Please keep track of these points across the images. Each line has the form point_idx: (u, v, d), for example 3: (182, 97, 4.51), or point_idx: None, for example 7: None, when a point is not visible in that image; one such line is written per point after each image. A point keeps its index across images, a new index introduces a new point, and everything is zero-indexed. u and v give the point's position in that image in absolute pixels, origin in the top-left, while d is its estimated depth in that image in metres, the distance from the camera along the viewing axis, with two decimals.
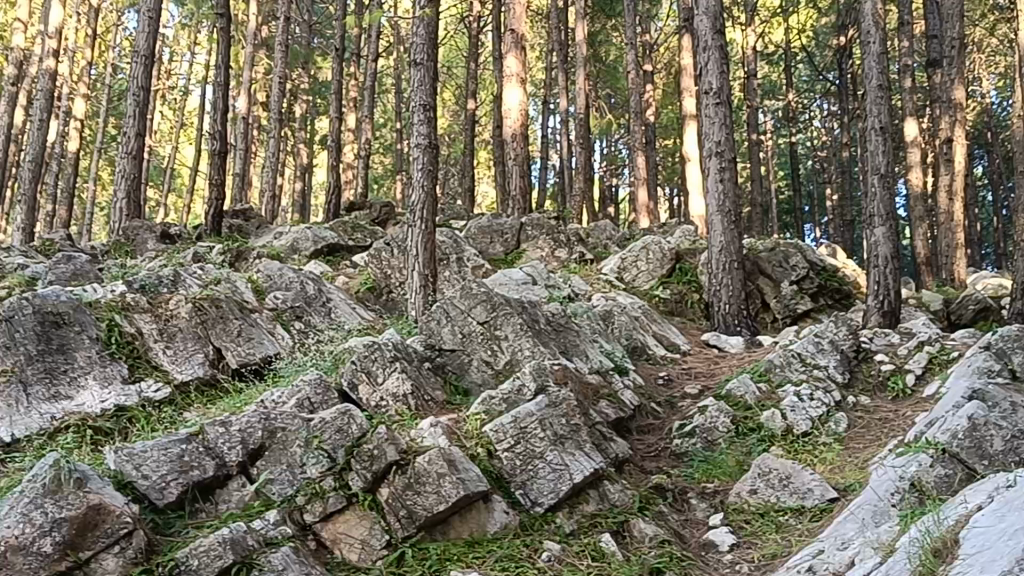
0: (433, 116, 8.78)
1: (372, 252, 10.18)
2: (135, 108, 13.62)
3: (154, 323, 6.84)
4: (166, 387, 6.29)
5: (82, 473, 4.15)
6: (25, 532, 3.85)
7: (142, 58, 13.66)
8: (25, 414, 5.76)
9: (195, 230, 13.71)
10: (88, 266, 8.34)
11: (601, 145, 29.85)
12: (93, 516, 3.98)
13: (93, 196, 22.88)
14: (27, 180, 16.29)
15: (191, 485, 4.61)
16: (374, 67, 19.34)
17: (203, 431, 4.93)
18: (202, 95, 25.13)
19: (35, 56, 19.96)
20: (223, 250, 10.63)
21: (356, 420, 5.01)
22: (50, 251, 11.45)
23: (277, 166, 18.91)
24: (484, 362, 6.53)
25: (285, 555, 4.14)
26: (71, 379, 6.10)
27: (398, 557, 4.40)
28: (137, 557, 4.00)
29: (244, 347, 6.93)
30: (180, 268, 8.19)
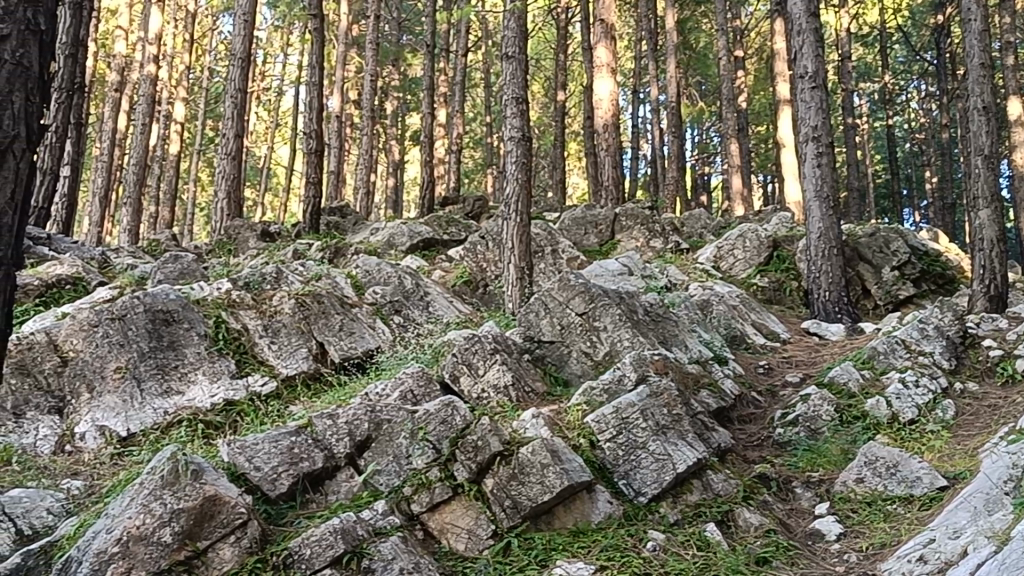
0: (525, 109, 8.80)
1: (468, 247, 10.27)
2: (232, 109, 13.92)
3: (259, 319, 6.99)
4: (272, 381, 6.41)
5: (199, 465, 4.30)
6: (146, 522, 4.00)
7: (239, 61, 13.95)
8: (139, 410, 5.98)
9: (294, 228, 13.97)
10: (195, 265, 8.55)
11: (693, 133, 29.59)
12: (209, 507, 4.10)
13: (193, 197, 23.42)
14: (132, 184, 16.78)
15: (301, 476, 4.71)
16: (464, 63, 19.45)
17: (311, 424, 5.05)
18: (296, 95, 25.57)
19: (137, 62, 20.54)
20: (323, 247, 10.81)
21: (460, 411, 5.07)
22: (157, 252, 11.78)
23: (370, 165, 19.15)
24: (584, 353, 6.54)
25: (395, 544, 4.17)
26: (181, 375, 6.28)
27: (504, 547, 4.43)
28: (252, 547, 4.09)
29: (345, 342, 7.04)
30: (282, 265, 8.36)
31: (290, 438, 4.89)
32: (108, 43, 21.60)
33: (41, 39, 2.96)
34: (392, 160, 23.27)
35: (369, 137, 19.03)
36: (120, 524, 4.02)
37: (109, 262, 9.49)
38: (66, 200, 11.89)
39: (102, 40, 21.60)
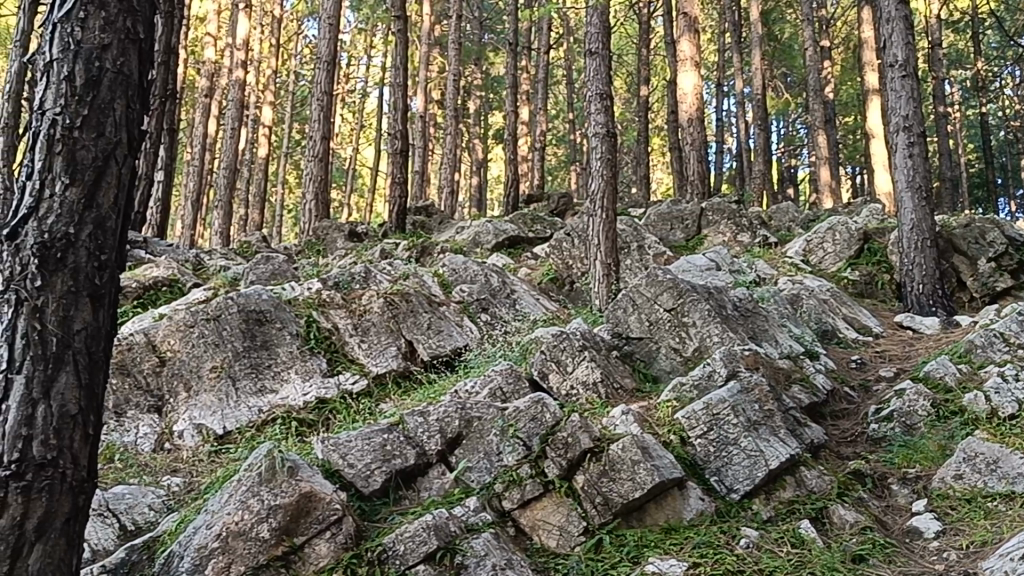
0: (610, 105, 8.79)
1: (554, 244, 10.28)
2: (319, 111, 14.14)
3: (349, 318, 7.09)
4: (364, 379, 6.48)
5: (294, 463, 4.38)
6: (245, 518, 4.10)
7: (325, 64, 14.16)
8: (234, 408, 6.11)
9: (380, 228, 14.12)
10: (286, 266, 8.71)
11: (779, 125, 29.17)
12: (305, 503, 4.17)
13: (282, 199, 23.80)
14: (223, 187, 17.13)
15: (394, 473, 4.78)
16: (546, 60, 19.46)
17: (403, 422, 5.11)
18: (380, 96, 25.83)
19: (225, 68, 20.98)
20: (410, 246, 10.91)
21: (550, 408, 5.08)
22: (248, 254, 12.01)
23: (454, 164, 19.27)
24: (673, 349, 6.50)
25: (487, 541, 4.18)
26: (275, 373, 6.40)
27: (596, 543, 4.42)
28: (347, 542, 4.13)
29: (434, 339, 7.05)
30: (371, 265, 8.46)
31: (382, 436, 4.96)
32: (198, 50, 22.07)
33: (140, 47, 3.04)
34: (477, 158, 23.36)
35: (453, 136, 19.15)
36: (219, 520, 4.13)
37: (203, 263, 9.71)
38: (160, 204, 12.21)
39: (192, 47, 22.08)
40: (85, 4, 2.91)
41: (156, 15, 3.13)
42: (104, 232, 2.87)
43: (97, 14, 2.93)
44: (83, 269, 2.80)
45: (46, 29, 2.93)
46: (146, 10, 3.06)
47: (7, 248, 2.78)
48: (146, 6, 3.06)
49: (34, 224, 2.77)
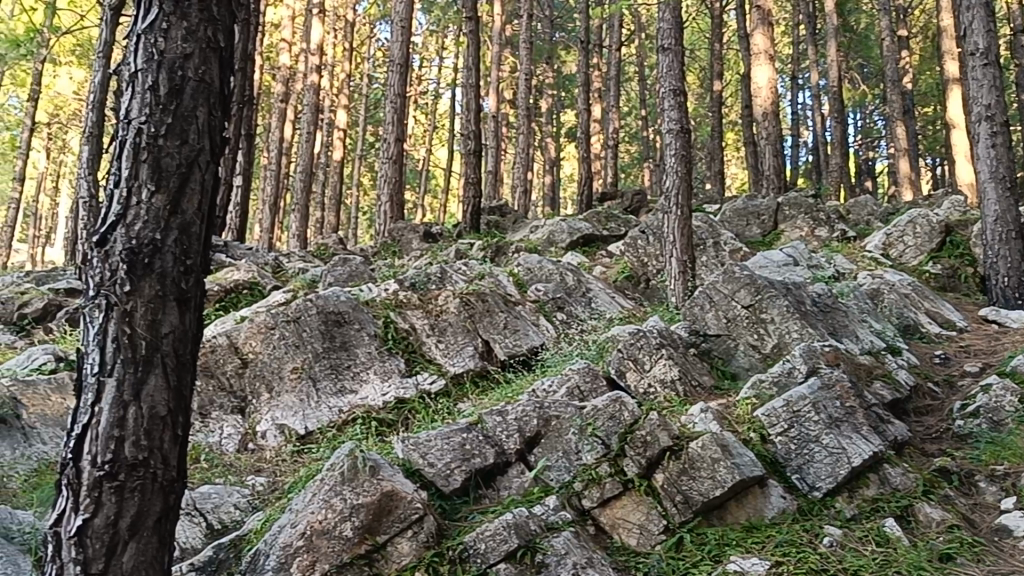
0: (684, 101, 8.73)
1: (629, 241, 10.25)
2: (392, 114, 14.26)
3: (426, 319, 7.14)
4: (441, 379, 6.52)
5: (375, 462, 4.44)
6: (328, 517, 4.15)
7: (397, 67, 14.27)
8: (315, 408, 6.21)
9: (454, 229, 14.20)
10: (363, 267, 8.79)
11: (856, 117, 28.71)
12: (387, 502, 4.22)
13: (357, 201, 24.04)
14: (300, 191, 17.37)
15: (474, 472, 4.81)
16: (618, 57, 19.38)
17: (482, 421, 5.15)
18: (452, 97, 25.93)
19: (300, 72, 21.22)
20: (485, 246, 10.95)
21: (628, 407, 5.07)
22: (326, 256, 12.16)
23: (527, 164, 19.28)
24: (751, 345, 6.44)
25: (567, 540, 4.18)
26: (354, 374, 6.48)
27: (676, 542, 4.40)
28: (428, 541, 4.17)
29: (511, 339, 7.06)
30: (447, 265, 8.52)
31: (461, 435, 5.00)
32: (273, 56, 22.40)
33: (221, 54, 3.08)
34: (549, 157, 23.33)
35: (525, 135, 19.17)
36: (303, 518, 4.19)
37: (282, 266, 9.87)
38: (239, 208, 12.43)
39: (267, 53, 22.41)
40: (167, 14, 2.96)
41: (235, 24, 3.17)
42: (188, 237, 2.92)
43: (179, 24, 2.97)
44: (169, 274, 2.86)
45: (130, 40, 2.98)
46: (227, 18, 3.10)
47: (97, 254, 2.86)
48: (226, 14, 3.10)
49: (122, 230, 2.84)
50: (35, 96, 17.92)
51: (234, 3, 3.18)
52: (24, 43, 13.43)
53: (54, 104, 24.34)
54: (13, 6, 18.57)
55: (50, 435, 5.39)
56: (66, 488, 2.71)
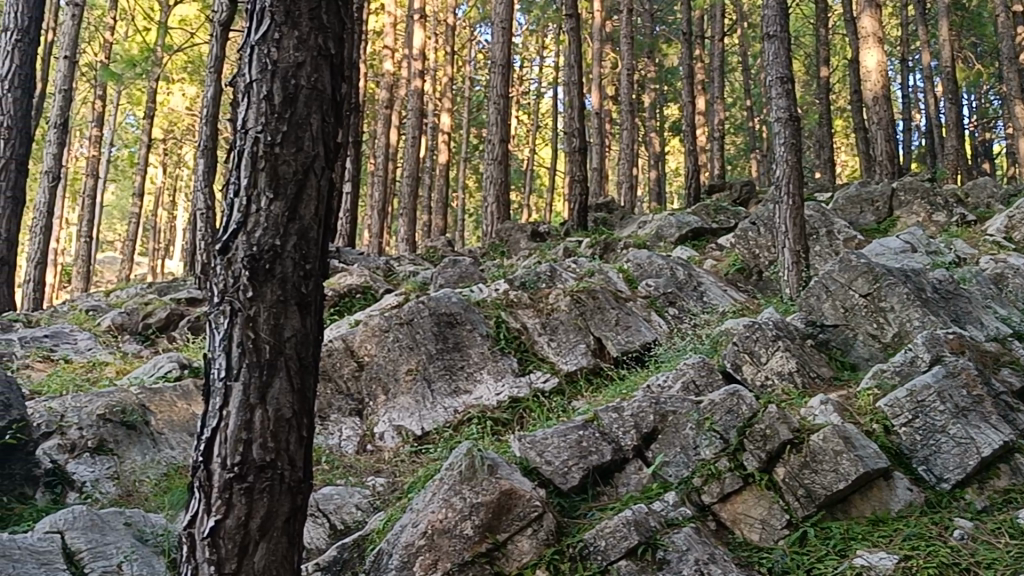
0: (792, 88, 8.56)
1: (739, 233, 10.12)
2: (495, 115, 14.33)
3: (538, 317, 7.16)
4: (554, 377, 6.50)
5: (493, 461, 4.45)
6: (449, 516, 4.19)
7: (499, 68, 14.33)
8: (431, 409, 6.27)
9: (562, 227, 14.19)
10: (473, 268, 8.84)
11: (970, 98, 27.81)
12: (506, 500, 4.23)
13: (463, 204, 24.17)
14: (408, 196, 17.58)
15: (592, 469, 4.79)
16: (721, 48, 19.11)
17: (598, 418, 5.14)
18: (555, 95, 25.91)
19: (403, 78, 21.47)
20: (593, 244, 10.93)
21: (746, 400, 4.99)
22: (436, 259, 12.28)
23: (632, 160, 19.14)
24: (871, 335, 6.29)
25: (688, 536, 4.13)
26: (468, 374, 6.52)
27: (800, 537, 4.31)
28: (549, 539, 4.17)
29: (623, 335, 6.93)
30: (556, 264, 8.54)
31: (578, 432, 5.00)
32: (377, 64, 22.72)
33: (332, 62, 3.12)
34: (653, 152, 23.06)
35: (629, 130, 19.04)
36: (424, 518, 4.23)
37: (393, 270, 10.00)
38: (349, 215, 12.64)
39: (371, 61, 22.72)
40: (280, 24, 3.02)
41: (346, 32, 3.21)
42: (307, 242, 2.96)
43: (291, 34, 3.02)
44: (290, 279, 2.91)
45: (245, 51, 3.06)
46: (337, 26, 3.15)
47: (221, 262, 2.94)
48: (337, 22, 3.14)
49: (243, 238, 2.91)
50: (150, 114, 18.50)
51: (345, 11, 3.21)
52: (140, 61, 13.89)
53: (169, 120, 25.09)
54: (127, 27, 19.21)
55: (178, 440, 5.54)
56: (199, 490, 2.80)
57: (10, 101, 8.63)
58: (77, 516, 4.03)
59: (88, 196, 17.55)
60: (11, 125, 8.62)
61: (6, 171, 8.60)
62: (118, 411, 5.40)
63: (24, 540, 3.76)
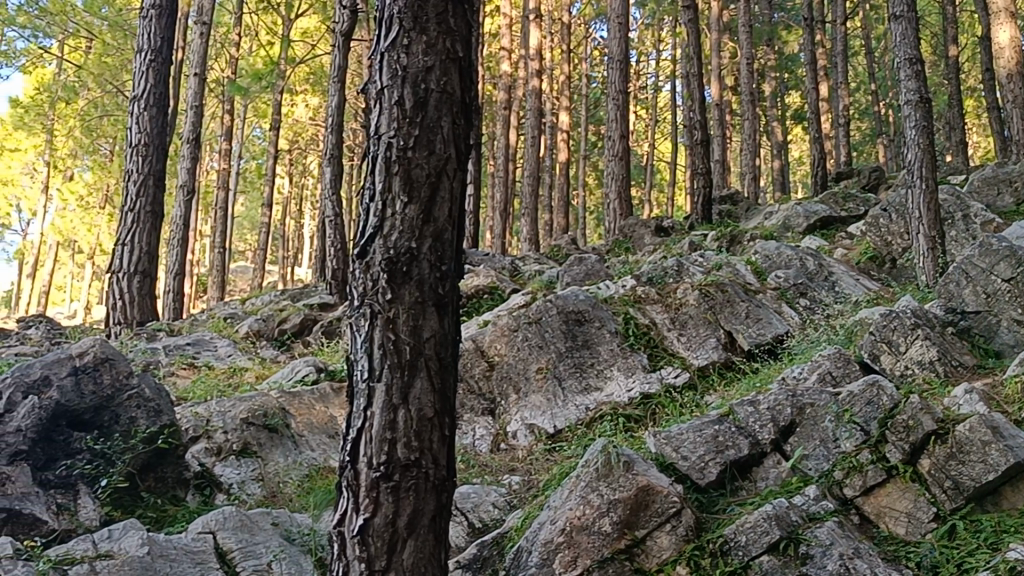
0: (922, 69, 8.30)
1: (870, 221, 9.87)
2: (615, 111, 14.28)
3: (666, 313, 7.10)
4: (686, 372, 6.44)
5: (629, 457, 4.43)
6: (586, 513, 4.19)
7: (617, 63, 14.26)
8: (562, 407, 6.28)
9: (686, 221, 14.05)
10: (599, 265, 8.82)
11: None
12: (643, 497, 4.19)
13: (584, 201, 24.14)
14: (529, 195, 17.65)
15: (729, 464, 4.74)
16: (843, 31, 18.62)
17: (733, 412, 5.06)
18: (673, 88, 25.68)
19: (520, 78, 21.56)
20: (719, 237, 10.79)
21: (887, 390, 4.85)
22: (560, 257, 12.30)
23: (755, 151, 18.82)
24: (1016, 321, 6.06)
25: (831, 530, 4.04)
26: (598, 372, 6.51)
27: (948, 531, 4.17)
28: (688, 534, 4.13)
29: (754, 328, 6.82)
30: (682, 259, 8.47)
31: (713, 427, 4.94)
32: (494, 66, 22.86)
33: (461, 64, 3.14)
34: (776, 141, 22.63)
35: (750, 119, 18.73)
36: (563, 515, 4.24)
37: (519, 269, 10.06)
38: (473, 217, 12.76)
39: (488, 63, 22.88)
40: (408, 30, 3.07)
41: (474, 33, 3.23)
42: (442, 244, 3.00)
43: (419, 40, 3.07)
44: (427, 280, 2.95)
45: (377, 59, 3.13)
46: (465, 29, 3.18)
47: (360, 266, 3.01)
48: (463, 25, 3.17)
49: (380, 242, 2.97)
50: (276, 125, 18.99)
51: (472, 13, 3.23)
52: (266, 75, 14.28)
53: (294, 131, 25.74)
54: (252, 41, 19.77)
55: (318, 442, 5.67)
56: (348, 489, 2.87)
57: (147, 118, 8.99)
58: (228, 516, 4.16)
59: (219, 207, 18.12)
60: (149, 141, 8.96)
61: (145, 186, 8.94)
62: (260, 415, 5.56)
63: (179, 540, 3.91)
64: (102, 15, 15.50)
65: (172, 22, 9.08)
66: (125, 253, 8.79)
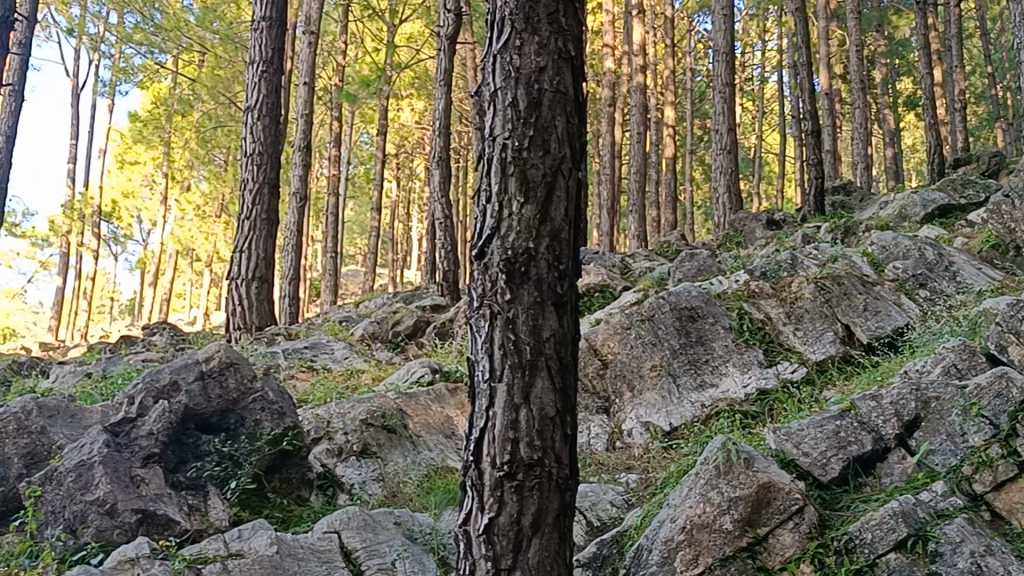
0: None
1: (993, 207, 9.58)
2: (722, 105, 14.11)
3: (781, 307, 6.99)
4: (803, 367, 6.34)
5: (749, 454, 4.38)
6: (707, 510, 4.15)
7: (723, 56, 14.09)
8: (678, 404, 6.24)
9: (798, 213, 13.81)
10: (711, 260, 8.73)
11: None
12: (765, 494, 4.13)
13: (692, 196, 23.89)
14: (635, 192, 17.55)
15: (852, 460, 4.64)
16: (957, 13, 18.04)
17: (855, 406, 4.96)
18: (780, 79, 25.25)
19: (624, 75, 21.47)
20: (834, 228, 10.59)
21: (1016, 382, 4.70)
22: (669, 253, 12.20)
23: (867, 139, 18.39)
24: None
25: (961, 527, 3.92)
26: (714, 368, 6.45)
27: None
28: (811, 532, 4.06)
29: (873, 321, 6.66)
30: (796, 252, 8.35)
31: (835, 422, 4.86)
32: (598, 63, 22.80)
33: (573, 63, 3.15)
34: (889, 129, 22.06)
35: (862, 107, 18.31)
36: (683, 513, 4.21)
37: (630, 266, 10.02)
38: None
39: (591, 61, 22.82)
40: (520, 31, 3.10)
41: (585, 30, 3.23)
42: (559, 243, 3.00)
43: (531, 40, 3.09)
44: (545, 280, 2.97)
45: (490, 61, 3.16)
46: (576, 28, 3.18)
47: (479, 268, 3.05)
48: (575, 23, 3.17)
49: (498, 243, 3.00)
50: (384, 130, 19.24)
51: (582, 11, 3.23)
52: (374, 81, 14.49)
53: (401, 135, 26.06)
54: (357, 49, 20.10)
55: (435, 442, 5.74)
56: (473, 489, 2.92)
57: (260, 128, 9.20)
58: (352, 516, 4.23)
59: (331, 212, 18.46)
60: (262, 150, 9.18)
61: (260, 194, 9.14)
62: (379, 415, 5.67)
63: (306, 540, 4.01)
64: (214, 29, 15.92)
65: (283, 32, 9.23)
66: (243, 260, 9.04)
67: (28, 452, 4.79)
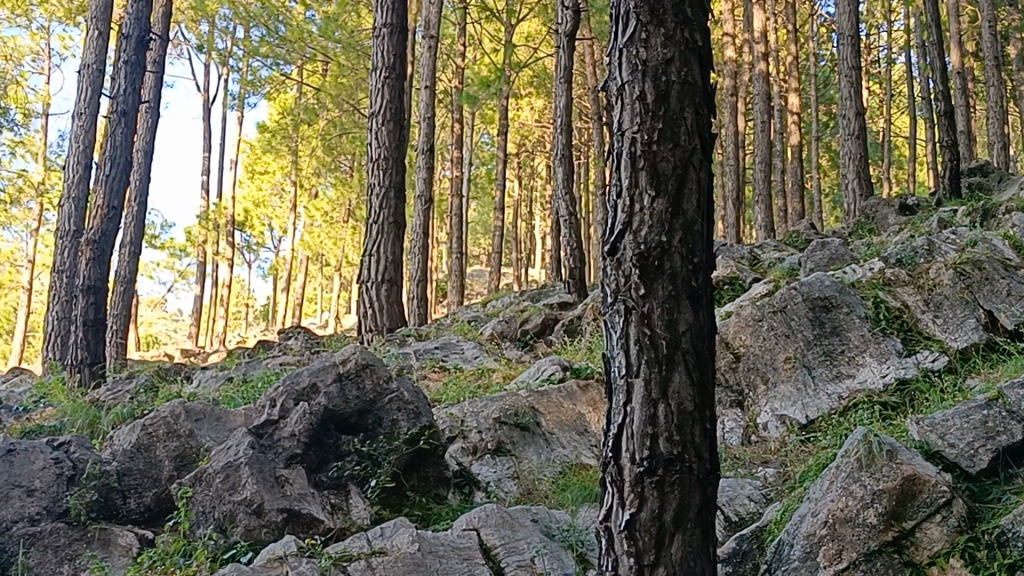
0: None
1: None
2: (848, 89, 13.76)
3: (919, 294, 6.78)
4: (944, 355, 6.12)
5: (892, 445, 4.25)
6: (850, 504, 4.06)
7: (848, 38, 13.73)
8: (814, 396, 6.12)
9: (932, 196, 13.35)
10: (843, 248, 8.53)
11: None
12: (910, 487, 4.01)
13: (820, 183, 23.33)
14: (761, 182, 17.24)
15: (1001, 450, 4.47)
16: None
17: (1003, 395, 4.78)
18: (909, 59, 24.48)
19: (745, 63, 21.13)
20: (973, 211, 10.21)
21: None
22: (799, 242, 11.95)
23: (1003, 118, 17.70)
24: None
25: None
26: (850, 358, 6.30)
27: None
28: (960, 525, 3.90)
29: (1018, 306, 6.37)
30: (933, 237, 8.09)
31: (982, 412, 4.69)
32: (718, 53, 22.48)
33: (701, 53, 3.11)
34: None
35: (997, 84, 17.62)
36: (825, 506, 4.12)
37: (759, 257, 9.85)
38: None
39: (712, 51, 22.53)
40: (645, 24, 3.08)
41: (710, 16, 3.18)
42: (692, 235, 2.97)
43: (657, 32, 3.07)
44: (679, 274, 2.94)
45: (616, 56, 3.16)
46: (703, 18, 3.14)
47: (611, 263, 3.06)
48: (701, 13, 3.13)
49: (630, 238, 3.00)
50: (504, 130, 19.28)
51: (707, 2, 3.19)
52: (494, 82, 14.55)
53: (522, 134, 26.14)
54: (476, 51, 20.26)
55: (569, 439, 5.73)
56: (613, 485, 2.93)
57: (385, 133, 9.33)
58: (490, 514, 4.26)
59: (455, 214, 18.60)
60: (387, 154, 9.32)
61: (387, 198, 9.29)
62: (512, 413, 5.71)
63: (446, 537, 4.06)
64: (336, 39, 15.97)
65: (404, 38, 9.37)
66: (373, 263, 9.21)
67: (177, 454, 4.98)
